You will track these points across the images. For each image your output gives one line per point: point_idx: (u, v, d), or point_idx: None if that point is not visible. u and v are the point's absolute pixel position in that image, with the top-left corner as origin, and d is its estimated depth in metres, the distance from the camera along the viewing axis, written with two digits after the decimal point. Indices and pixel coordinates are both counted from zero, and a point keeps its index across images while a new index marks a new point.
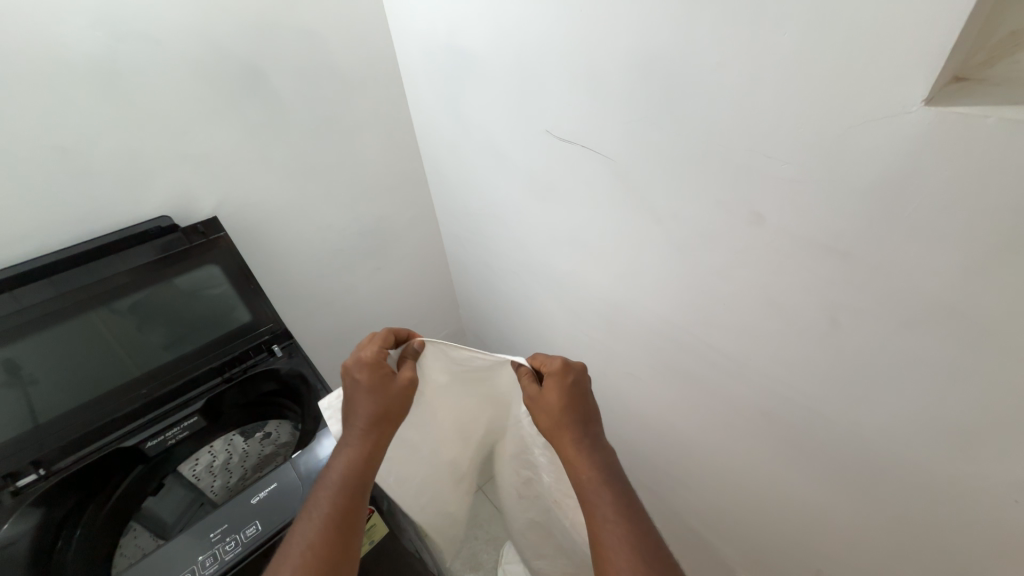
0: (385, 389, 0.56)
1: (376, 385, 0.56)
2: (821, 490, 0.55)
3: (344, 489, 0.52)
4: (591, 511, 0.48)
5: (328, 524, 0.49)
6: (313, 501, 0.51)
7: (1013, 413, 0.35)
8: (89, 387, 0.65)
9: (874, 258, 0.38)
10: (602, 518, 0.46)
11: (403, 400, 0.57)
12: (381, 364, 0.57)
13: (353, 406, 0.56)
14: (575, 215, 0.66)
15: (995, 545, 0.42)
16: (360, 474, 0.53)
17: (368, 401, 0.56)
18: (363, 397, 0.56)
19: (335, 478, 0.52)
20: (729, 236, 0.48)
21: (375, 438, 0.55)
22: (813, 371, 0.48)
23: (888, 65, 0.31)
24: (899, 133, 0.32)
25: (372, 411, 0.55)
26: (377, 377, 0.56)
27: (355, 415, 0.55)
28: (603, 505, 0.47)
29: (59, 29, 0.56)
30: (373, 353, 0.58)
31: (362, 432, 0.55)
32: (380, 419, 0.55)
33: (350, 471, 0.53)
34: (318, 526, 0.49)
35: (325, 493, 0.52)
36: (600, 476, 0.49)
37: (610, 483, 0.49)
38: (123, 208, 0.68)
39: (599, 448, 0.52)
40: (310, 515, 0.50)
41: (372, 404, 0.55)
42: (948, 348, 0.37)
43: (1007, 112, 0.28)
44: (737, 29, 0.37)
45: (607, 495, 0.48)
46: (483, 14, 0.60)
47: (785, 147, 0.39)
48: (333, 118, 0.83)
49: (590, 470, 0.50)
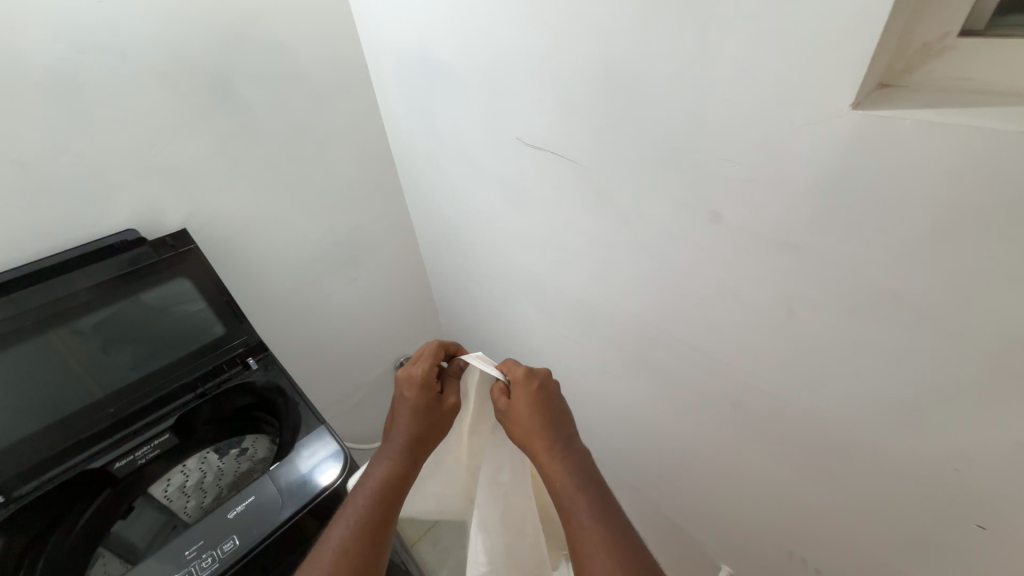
0: (431, 406, 0.59)
1: (423, 401, 0.59)
2: (789, 474, 0.58)
3: (379, 497, 0.53)
4: (568, 518, 0.48)
5: (362, 530, 0.50)
6: (347, 509, 0.52)
7: (947, 386, 0.39)
8: (51, 409, 0.63)
9: (821, 249, 0.41)
10: (579, 524, 0.47)
11: (444, 422, 0.60)
12: (431, 383, 0.60)
13: (398, 420, 0.58)
14: (547, 219, 0.68)
15: (942, 512, 0.45)
16: (398, 483, 0.54)
17: (413, 417, 0.58)
18: (410, 411, 0.58)
19: (372, 488, 0.53)
20: (691, 234, 0.51)
21: (414, 453, 0.57)
22: (774, 360, 0.51)
23: (821, 73, 0.34)
24: (833, 134, 0.36)
25: (417, 427, 0.58)
26: (426, 395, 0.59)
27: (398, 429, 0.57)
28: (580, 513, 0.47)
29: (17, 40, 0.55)
30: (424, 371, 0.60)
31: (404, 445, 0.56)
32: (422, 436, 0.58)
33: (388, 481, 0.54)
34: (353, 532, 0.49)
35: (359, 500, 0.52)
36: (577, 482, 0.50)
37: (586, 487, 0.49)
38: (86, 222, 0.66)
39: (573, 452, 0.53)
40: (347, 521, 0.50)
41: (417, 420, 0.58)
42: (889, 330, 0.40)
43: (921, 116, 0.32)
44: (688, 39, 0.40)
45: (582, 501, 0.48)
46: (453, 25, 0.62)
47: (737, 150, 0.42)
48: (305, 128, 0.83)
49: (565, 477, 0.50)
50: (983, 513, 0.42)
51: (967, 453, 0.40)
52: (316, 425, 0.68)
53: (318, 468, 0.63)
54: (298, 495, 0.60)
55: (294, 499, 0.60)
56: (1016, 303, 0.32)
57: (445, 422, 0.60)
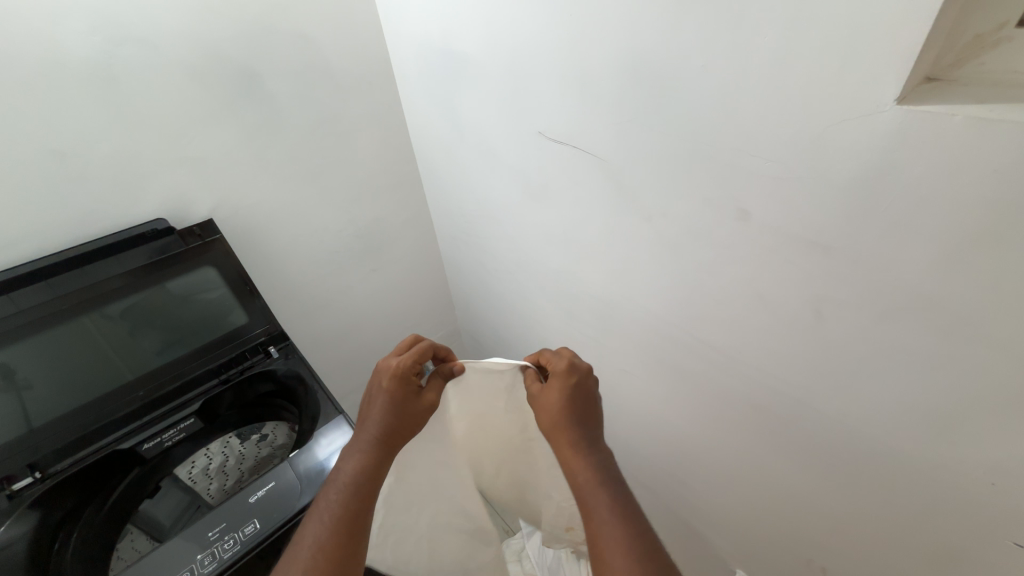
0: (408, 403, 0.58)
1: (400, 397, 0.58)
2: (811, 481, 0.56)
3: (355, 490, 0.53)
4: (589, 513, 0.47)
5: (337, 524, 0.50)
6: (328, 498, 0.52)
7: (988, 397, 0.37)
8: (84, 391, 0.65)
9: (855, 251, 0.39)
10: (600, 520, 0.46)
11: (418, 416, 0.60)
12: (410, 379, 0.59)
13: (371, 412, 0.58)
14: (568, 214, 0.67)
15: (977, 527, 0.43)
16: (370, 478, 0.54)
17: (389, 411, 0.57)
18: (387, 406, 0.58)
19: (348, 479, 0.54)
20: (717, 232, 0.49)
21: (387, 447, 0.57)
22: (800, 364, 0.49)
23: (863, 66, 0.33)
24: (874, 131, 0.34)
25: (390, 422, 0.57)
26: (404, 390, 0.59)
27: (372, 423, 0.57)
28: (601, 509, 0.47)
29: (56, 34, 0.57)
30: (402, 364, 0.59)
31: (376, 440, 0.56)
32: (395, 432, 0.57)
33: (363, 473, 0.54)
34: (330, 527, 0.49)
35: (336, 493, 0.53)
36: (599, 478, 0.49)
37: (608, 485, 0.49)
38: (118, 212, 0.68)
39: (597, 450, 0.52)
40: (321, 515, 0.50)
41: (392, 416, 0.57)
42: (927, 337, 0.38)
43: (973, 111, 0.30)
44: (722, 31, 0.39)
45: (603, 497, 0.47)
46: (477, 17, 0.61)
47: (769, 146, 0.40)
48: (329, 121, 0.83)
49: (588, 472, 0.50)
50: (1020, 530, 0.40)
51: (1004, 467, 0.38)
52: (334, 414, 0.69)
53: (336, 456, 0.64)
54: (316, 482, 0.62)
55: (313, 486, 0.61)
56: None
57: (419, 417, 0.60)
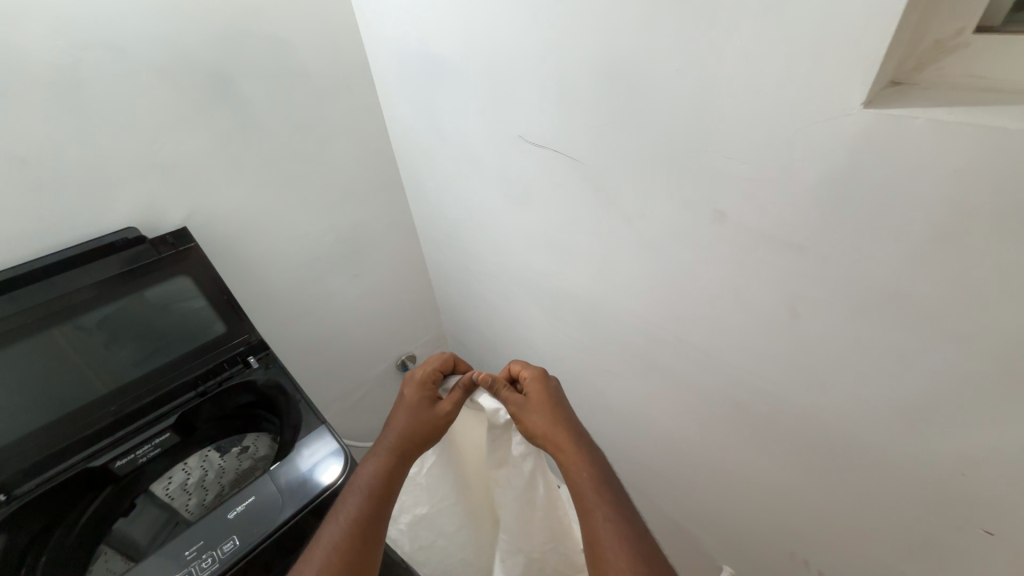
0: (428, 409, 0.59)
1: (420, 402, 0.60)
2: (793, 477, 0.57)
3: (372, 496, 0.53)
4: (587, 510, 0.47)
5: (354, 526, 0.50)
6: (347, 504, 0.52)
7: (956, 390, 0.38)
8: (51, 408, 0.63)
9: (827, 250, 0.40)
10: (599, 517, 0.46)
11: (439, 425, 0.59)
12: (431, 384, 0.61)
13: (394, 418, 0.59)
14: (549, 217, 0.67)
15: (950, 517, 0.44)
16: (387, 482, 0.54)
17: (411, 415, 0.59)
18: (407, 410, 0.59)
19: (364, 485, 0.53)
20: (694, 233, 0.50)
21: (405, 452, 0.57)
22: (778, 362, 0.50)
23: (829, 71, 0.33)
24: (842, 133, 0.35)
25: (411, 428, 0.58)
26: (424, 396, 0.60)
27: (392, 429, 0.58)
28: (598, 506, 0.47)
29: (16, 37, 0.55)
30: (427, 372, 0.61)
31: (393, 445, 0.57)
32: (414, 438, 0.58)
33: (381, 478, 0.54)
34: (346, 531, 0.49)
35: (352, 499, 0.52)
36: (596, 474, 0.49)
37: (602, 484, 0.48)
38: (85, 220, 0.65)
39: (591, 448, 0.52)
40: (337, 518, 0.51)
41: (413, 421, 0.58)
42: (901, 333, 0.39)
43: (933, 114, 0.31)
44: (695, 34, 0.39)
45: (599, 496, 0.47)
46: (454, 20, 0.61)
47: (743, 148, 0.41)
48: (306, 125, 0.82)
49: (585, 470, 0.50)
50: (992, 518, 0.41)
51: (976, 457, 0.39)
52: (316, 424, 0.68)
53: (319, 468, 0.63)
54: (298, 495, 0.60)
55: (295, 499, 0.60)
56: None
57: (442, 426, 0.59)
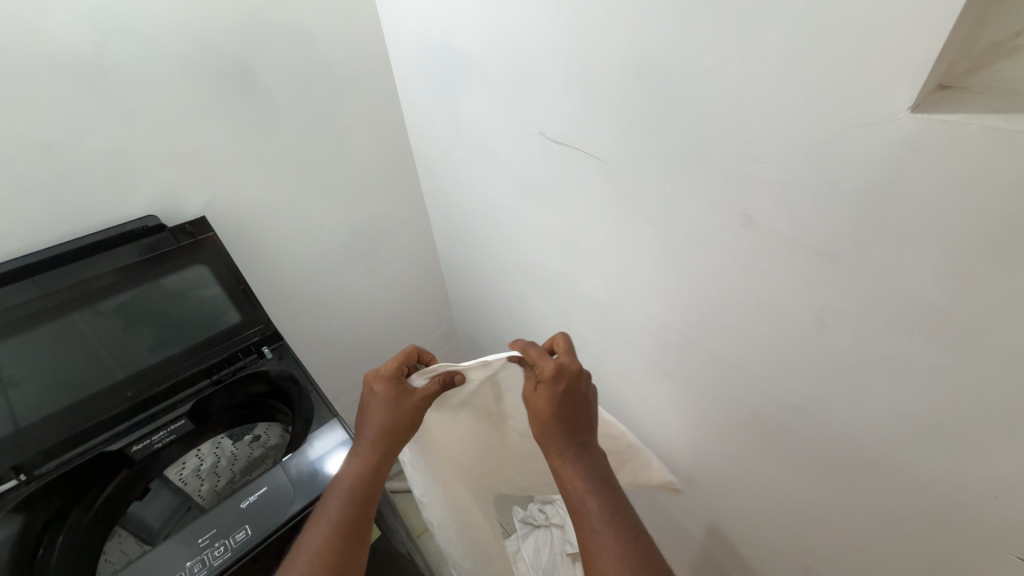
0: (399, 406, 0.56)
1: (391, 399, 0.56)
2: (808, 488, 0.56)
3: (354, 497, 0.53)
4: (579, 518, 0.48)
5: (337, 530, 0.50)
6: (328, 505, 0.52)
7: (995, 410, 0.36)
8: (71, 392, 0.64)
9: (861, 261, 0.39)
10: (590, 526, 0.46)
11: (413, 417, 0.57)
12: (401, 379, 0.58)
13: (370, 418, 0.56)
14: (567, 216, 0.66)
15: (979, 541, 0.43)
16: (367, 484, 0.54)
17: (383, 415, 0.56)
18: (378, 411, 0.56)
19: (343, 487, 0.53)
20: (719, 237, 0.49)
21: (382, 452, 0.55)
22: (803, 372, 0.49)
23: (876, 72, 0.32)
24: (885, 139, 0.33)
25: (385, 426, 0.55)
26: (393, 392, 0.57)
27: (368, 426, 0.56)
28: (591, 516, 0.47)
29: (44, 25, 0.55)
30: (390, 369, 0.58)
31: (370, 444, 0.55)
32: (393, 434, 0.56)
33: (362, 479, 0.54)
34: (326, 535, 0.50)
35: (334, 499, 0.53)
36: (588, 483, 0.49)
37: (598, 490, 0.48)
38: (108, 207, 0.66)
39: (586, 455, 0.51)
40: (319, 521, 0.51)
41: (386, 420, 0.56)
42: (936, 349, 0.38)
43: (989, 121, 0.29)
44: (731, 30, 0.38)
45: (594, 504, 0.47)
46: (478, 12, 0.60)
47: (777, 152, 0.40)
48: (326, 116, 0.82)
49: (577, 480, 0.49)
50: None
51: (1012, 482, 0.38)
52: (327, 417, 0.68)
53: (328, 458, 0.63)
54: (309, 487, 0.60)
55: (305, 491, 0.60)
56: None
57: (416, 418, 0.57)
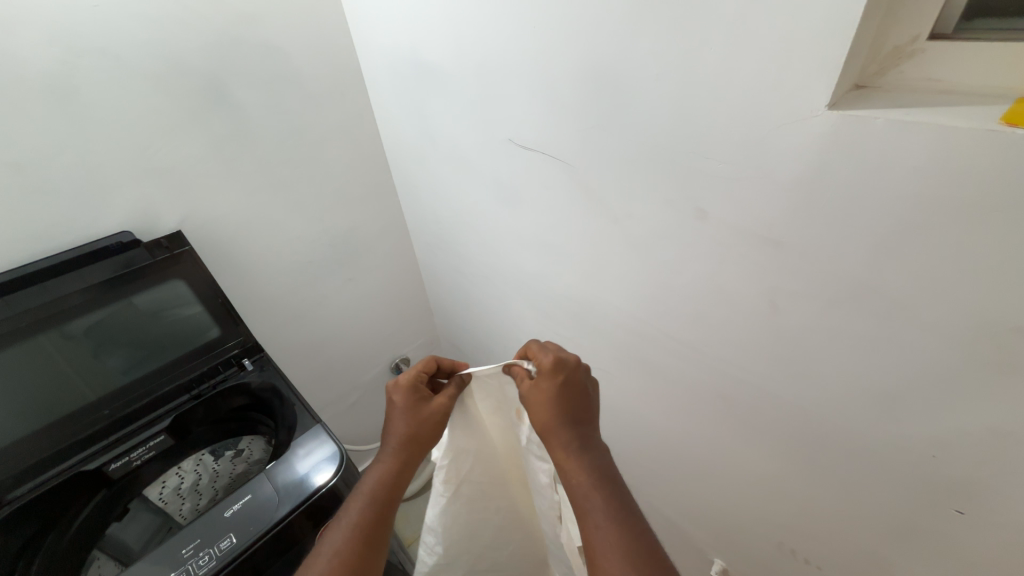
0: (420, 412, 0.57)
1: (412, 407, 0.57)
2: (774, 466, 0.59)
3: (376, 501, 0.52)
4: (585, 517, 0.47)
5: (358, 535, 0.50)
6: (347, 511, 0.52)
7: (925, 373, 0.40)
8: (43, 415, 0.63)
9: (800, 245, 0.43)
10: (595, 524, 0.45)
11: (436, 422, 0.58)
12: (419, 388, 0.58)
13: (391, 425, 0.57)
14: (538, 218, 0.69)
15: (923, 500, 0.46)
16: (390, 489, 0.54)
17: (403, 421, 0.57)
18: (401, 417, 0.57)
19: (365, 492, 0.53)
20: (677, 230, 0.52)
21: (405, 455, 0.56)
22: (761, 354, 0.52)
23: (797, 75, 0.36)
24: (809, 133, 0.37)
25: (408, 431, 0.56)
26: (414, 400, 0.58)
27: (391, 435, 0.56)
28: (597, 513, 0.46)
29: (15, 47, 0.56)
30: (411, 377, 0.59)
31: (392, 450, 0.56)
32: (416, 439, 0.56)
33: (384, 485, 0.54)
34: (346, 540, 0.49)
35: (354, 505, 0.52)
36: (594, 479, 0.48)
37: (605, 485, 0.48)
38: (81, 225, 0.66)
39: (591, 450, 0.51)
40: (337, 526, 0.51)
41: (407, 425, 0.57)
42: (870, 321, 0.41)
43: (892, 115, 0.33)
44: (671, 41, 0.41)
45: (599, 501, 0.47)
46: (445, 28, 0.63)
47: (721, 149, 0.43)
48: (300, 129, 0.83)
49: (582, 475, 0.49)
50: (962, 498, 0.43)
51: (944, 439, 0.42)
52: (312, 424, 0.69)
53: (314, 468, 0.63)
54: (294, 494, 0.61)
55: (291, 497, 0.60)
56: (1005, 298, 0.33)
57: (438, 423, 0.58)
